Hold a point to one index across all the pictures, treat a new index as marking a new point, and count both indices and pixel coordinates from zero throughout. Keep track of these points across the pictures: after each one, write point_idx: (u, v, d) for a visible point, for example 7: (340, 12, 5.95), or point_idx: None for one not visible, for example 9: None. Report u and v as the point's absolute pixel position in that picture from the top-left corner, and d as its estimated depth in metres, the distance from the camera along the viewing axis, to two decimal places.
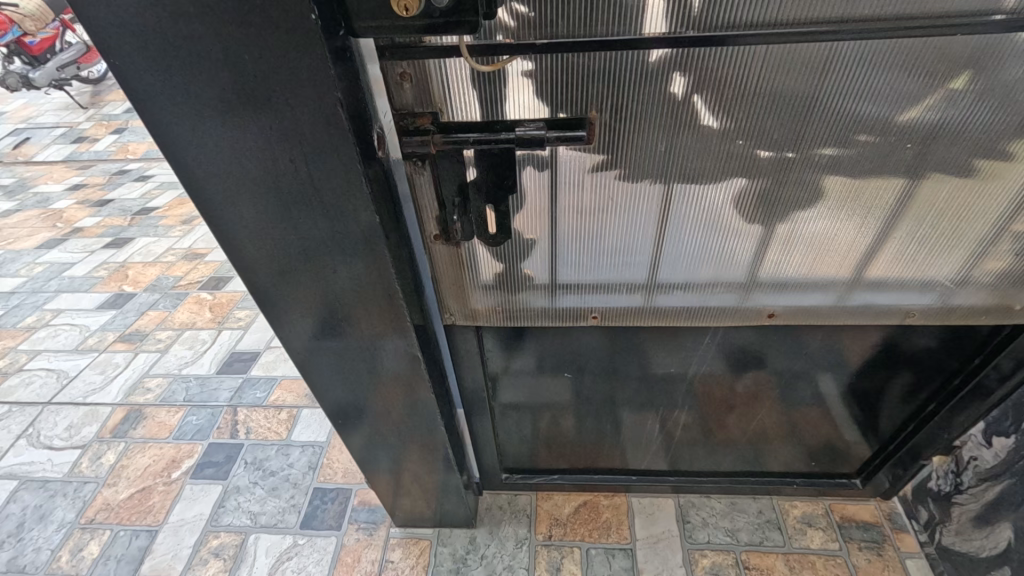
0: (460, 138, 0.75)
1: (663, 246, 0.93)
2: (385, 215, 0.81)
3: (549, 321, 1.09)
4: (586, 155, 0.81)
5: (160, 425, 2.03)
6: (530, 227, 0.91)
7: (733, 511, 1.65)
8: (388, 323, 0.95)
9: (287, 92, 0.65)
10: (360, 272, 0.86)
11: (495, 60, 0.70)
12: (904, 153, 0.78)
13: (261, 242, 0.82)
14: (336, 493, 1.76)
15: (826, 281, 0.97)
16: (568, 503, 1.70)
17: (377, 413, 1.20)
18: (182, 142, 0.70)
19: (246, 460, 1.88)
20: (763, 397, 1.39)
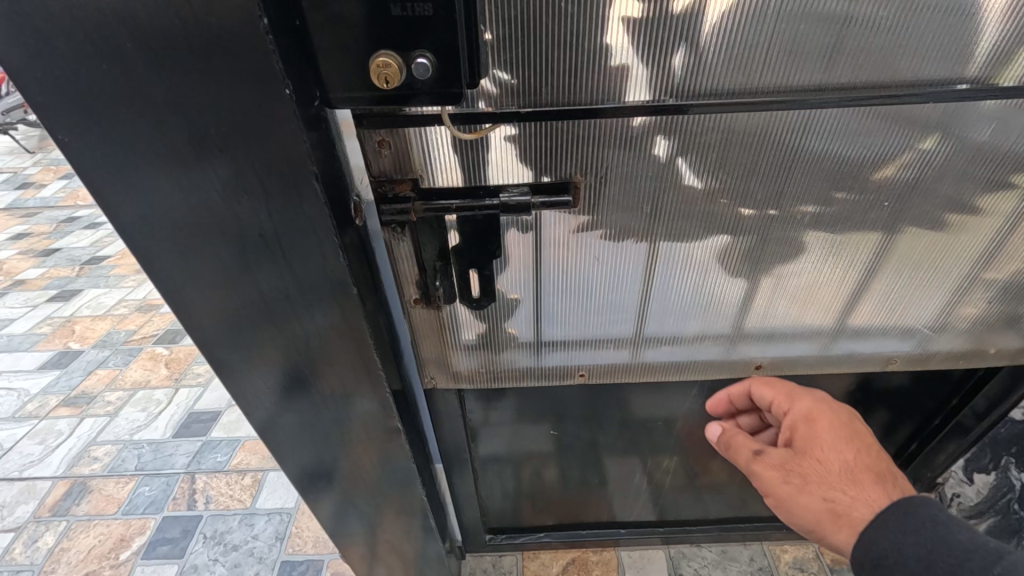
0: (442, 205, 0.73)
1: (650, 301, 0.91)
2: (362, 283, 0.76)
3: (535, 380, 1.05)
4: (571, 217, 0.79)
5: (106, 499, 1.85)
6: (513, 287, 0.88)
7: (724, 560, 1.60)
8: (364, 392, 0.88)
9: (255, 160, 0.60)
10: (334, 341, 0.79)
11: (477, 128, 0.68)
12: (881, 211, 0.80)
13: (222, 312, 0.74)
14: (306, 566, 1.62)
15: (811, 330, 0.96)
16: (556, 562, 1.62)
17: (352, 484, 1.12)
18: (133, 211, 0.63)
19: (205, 535, 1.72)
20: None
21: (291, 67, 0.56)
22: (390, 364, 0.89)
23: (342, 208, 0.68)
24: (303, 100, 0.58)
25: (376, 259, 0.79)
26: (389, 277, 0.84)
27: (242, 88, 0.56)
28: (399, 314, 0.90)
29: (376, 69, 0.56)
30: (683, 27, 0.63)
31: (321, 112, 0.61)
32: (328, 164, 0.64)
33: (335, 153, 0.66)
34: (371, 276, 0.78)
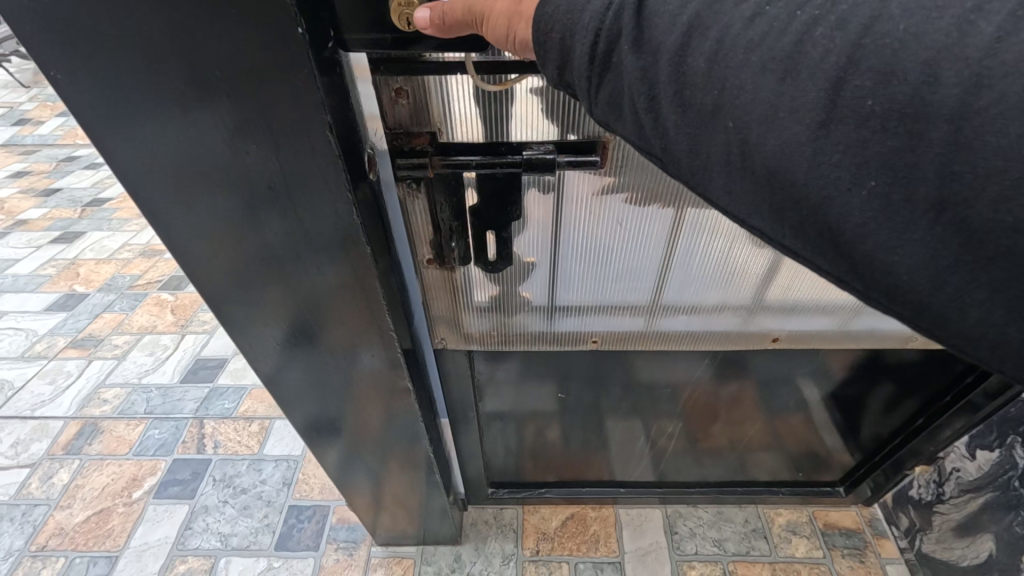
0: (462, 161, 0.69)
1: (670, 269, 0.88)
2: (375, 241, 0.73)
3: (547, 344, 1.03)
4: (595, 178, 0.75)
5: (117, 440, 1.90)
6: (530, 250, 0.85)
7: (719, 520, 1.65)
8: (373, 351, 0.87)
9: (264, 108, 0.56)
10: (345, 299, 0.77)
11: (503, 78, 0.63)
12: None
13: (229, 266, 0.71)
14: (312, 510, 1.67)
15: (835, 305, 0.93)
16: (555, 516, 1.67)
17: (360, 438, 1.13)
18: (133, 157, 0.59)
19: (215, 477, 1.77)
20: (755, 410, 1.38)
21: (304, 3, 0.51)
22: (401, 324, 0.87)
23: (356, 162, 0.64)
24: (317, 40, 0.54)
25: (389, 217, 0.76)
26: (402, 235, 0.81)
27: (246, 26, 0.50)
28: (411, 273, 0.87)
29: (399, 8, 0.53)
30: None
31: (335, 56, 0.57)
32: (341, 114, 0.60)
33: (348, 102, 0.61)
34: (385, 234, 0.75)
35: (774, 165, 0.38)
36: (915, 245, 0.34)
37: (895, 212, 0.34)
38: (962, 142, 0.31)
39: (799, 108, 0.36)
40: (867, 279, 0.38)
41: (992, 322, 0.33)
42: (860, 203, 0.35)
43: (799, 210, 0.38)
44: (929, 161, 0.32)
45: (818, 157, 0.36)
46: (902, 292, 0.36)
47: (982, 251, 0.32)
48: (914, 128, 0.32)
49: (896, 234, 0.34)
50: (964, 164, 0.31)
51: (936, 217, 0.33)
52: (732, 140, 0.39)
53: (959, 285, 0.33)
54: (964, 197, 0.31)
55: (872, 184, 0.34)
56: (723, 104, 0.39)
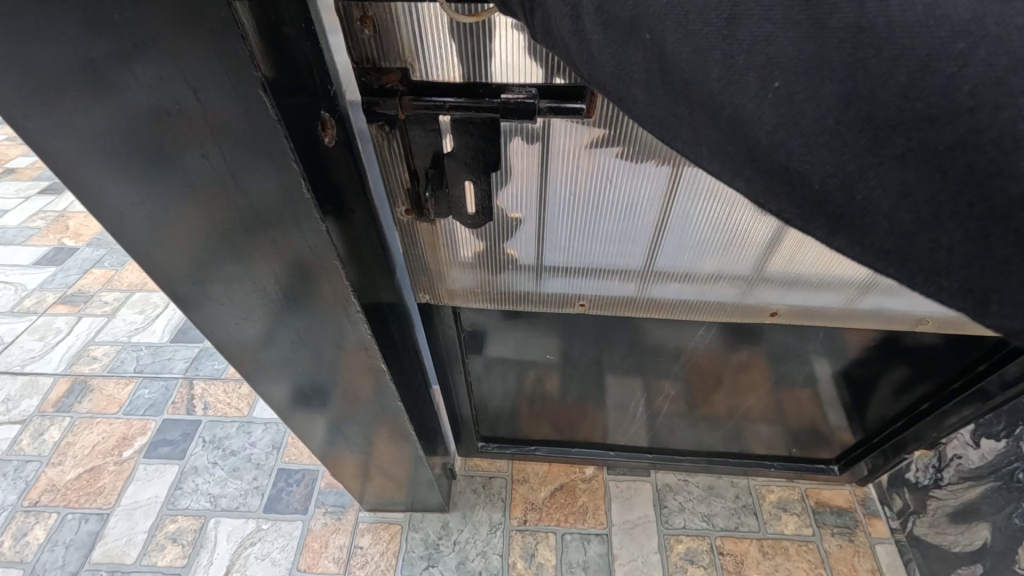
0: (435, 102, 0.62)
1: (665, 232, 0.82)
2: (338, 217, 0.64)
3: (534, 307, 0.99)
4: (584, 129, 0.69)
5: (107, 399, 1.89)
6: (516, 206, 0.79)
7: (710, 495, 1.63)
8: (347, 336, 0.79)
9: (188, 65, 0.46)
10: (314, 283, 0.68)
11: (479, 10, 0.57)
12: None
13: (178, 248, 0.62)
14: (301, 474, 1.67)
15: (840, 281, 0.88)
16: (544, 487, 1.65)
17: (346, 417, 1.07)
18: (37, 122, 0.49)
19: (204, 439, 1.77)
20: (761, 385, 1.33)
21: None
22: (378, 302, 0.80)
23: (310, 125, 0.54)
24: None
25: (354, 188, 0.67)
26: (369, 202, 0.72)
27: None
28: (386, 242, 0.79)
29: None
30: None
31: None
32: (280, 74, 0.49)
33: (289, 56, 0.51)
34: (349, 203, 0.66)
35: (685, 73, 0.34)
36: (827, 153, 0.30)
37: (801, 116, 0.30)
38: (867, 25, 0.28)
39: (703, 4, 0.32)
40: (787, 196, 0.33)
41: (912, 236, 0.29)
42: (768, 106, 0.31)
43: (714, 130, 0.34)
44: (837, 49, 0.29)
45: (723, 59, 0.32)
46: (820, 207, 0.31)
47: (895, 149, 0.28)
48: (818, 13, 0.29)
49: (809, 141, 0.30)
50: (872, 49, 0.28)
51: (844, 117, 0.29)
52: (646, 52, 0.35)
53: (871, 198, 0.29)
54: (875, 89, 0.28)
55: (776, 84, 0.30)
56: (631, 11, 0.35)
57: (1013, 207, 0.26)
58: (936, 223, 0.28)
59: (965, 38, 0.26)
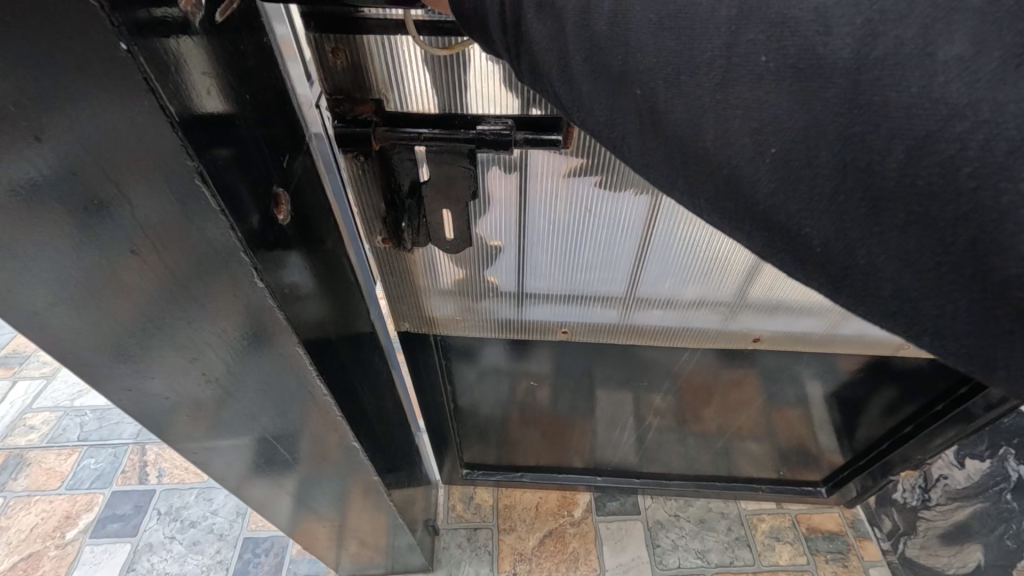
0: (410, 133, 0.62)
1: (645, 261, 0.82)
2: (298, 296, 0.54)
3: (517, 333, 0.99)
4: (562, 159, 0.69)
5: (48, 473, 1.68)
6: (496, 234, 0.79)
7: (702, 530, 1.59)
8: (311, 417, 0.66)
9: (99, 143, 0.35)
10: (265, 361, 0.55)
11: (451, 41, 0.56)
12: None
13: (102, 351, 0.48)
14: (270, 543, 1.50)
15: (820, 307, 0.87)
16: (532, 535, 1.58)
17: (318, 506, 0.91)
18: None
19: (159, 511, 1.58)
20: (753, 401, 1.28)
21: None
22: (352, 371, 0.70)
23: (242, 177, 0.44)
24: (157, 61, 0.34)
25: (312, 257, 0.58)
26: (331, 262, 0.64)
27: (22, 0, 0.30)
28: (352, 300, 0.71)
29: None
30: None
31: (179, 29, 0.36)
32: (217, 153, 0.40)
33: (225, 129, 0.41)
34: (310, 274, 0.57)
35: (681, 132, 0.31)
36: (828, 219, 0.27)
37: (800, 182, 0.28)
38: (861, 101, 0.25)
39: (694, 65, 0.29)
40: (779, 258, 0.31)
41: (911, 303, 0.26)
42: (764, 169, 0.28)
43: (710, 182, 0.31)
44: (833, 121, 0.26)
45: (718, 121, 0.29)
46: (821, 267, 0.29)
47: (894, 222, 0.25)
48: (811, 86, 0.26)
49: (806, 206, 0.28)
50: (868, 124, 0.25)
51: (841, 185, 0.26)
52: (636, 105, 0.32)
53: (874, 261, 0.27)
54: (876, 161, 0.25)
55: (773, 150, 0.28)
56: (621, 64, 0.32)
57: (1015, 283, 0.23)
58: (939, 290, 0.25)
59: (963, 122, 0.22)
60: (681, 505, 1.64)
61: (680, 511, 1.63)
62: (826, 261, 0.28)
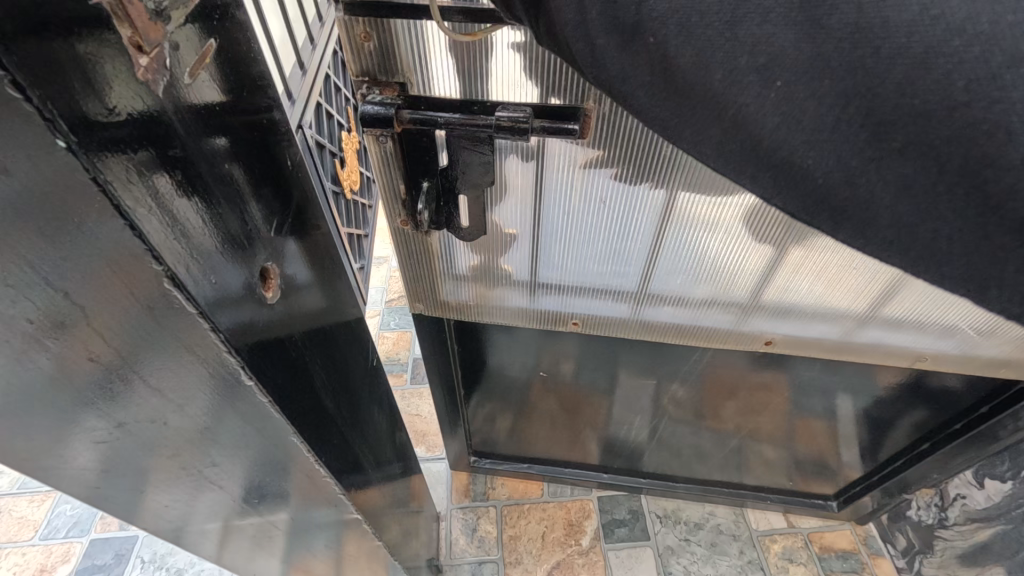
0: (430, 117, 0.63)
1: (658, 257, 0.83)
2: (293, 312, 0.49)
3: (527, 321, 1.00)
4: (577, 149, 0.69)
5: (19, 523, 1.66)
6: (512, 222, 0.81)
7: (713, 554, 1.56)
8: (299, 481, 0.58)
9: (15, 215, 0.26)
10: (240, 434, 0.47)
11: (476, 28, 0.58)
12: None
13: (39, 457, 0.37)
14: None
15: (835, 312, 0.87)
16: (539, 567, 1.52)
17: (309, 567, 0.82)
18: None
19: (143, 559, 1.59)
20: (772, 408, 1.25)
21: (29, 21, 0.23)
22: (345, 408, 0.63)
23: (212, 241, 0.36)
24: (104, 141, 0.27)
25: (303, 262, 0.51)
26: (325, 291, 0.56)
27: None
28: (343, 324, 0.63)
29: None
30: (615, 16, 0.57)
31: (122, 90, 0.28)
32: (185, 236, 0.33)
33: (192, 206, 0.34)
34: (302, 313, 0.51)
35: (690, 75, 0.34)
36: (832, 151, 0.32)
37: (803, 116, 0.32)
38: (864, 25, 0.30)
39: (707, 4, 0.33)
40: (788, 191, 0.35)
41: (914, 226, 0.32)
42: (769, 102, 0.33)
43: (717, 122, 0.35)
44: (835, 50, 0.30)
45: (727, 60, 0.33)
46: (824, 201, 0.34)
47: (894, 144, 0.30)
48: (817, 15, 0.31)
49: (812, 137, 0.32)
50: (869, 49, 0.30)
51: (844, 113, 0.31)
52: (649, 54, 0.35)
53: (873, 190, 0.32)
54: (875, 88, 0.30)
55: (779, 83, 0.32)
56: (636, 15, 0.35)
57: (1011, 197, 0.28)
58: (939, 205, 0.31)
59: (960, 35, 0.28)
60: (691, 528, 1.60)
61: (691, 534, 1.59)
62: (826, 189, 0.34)
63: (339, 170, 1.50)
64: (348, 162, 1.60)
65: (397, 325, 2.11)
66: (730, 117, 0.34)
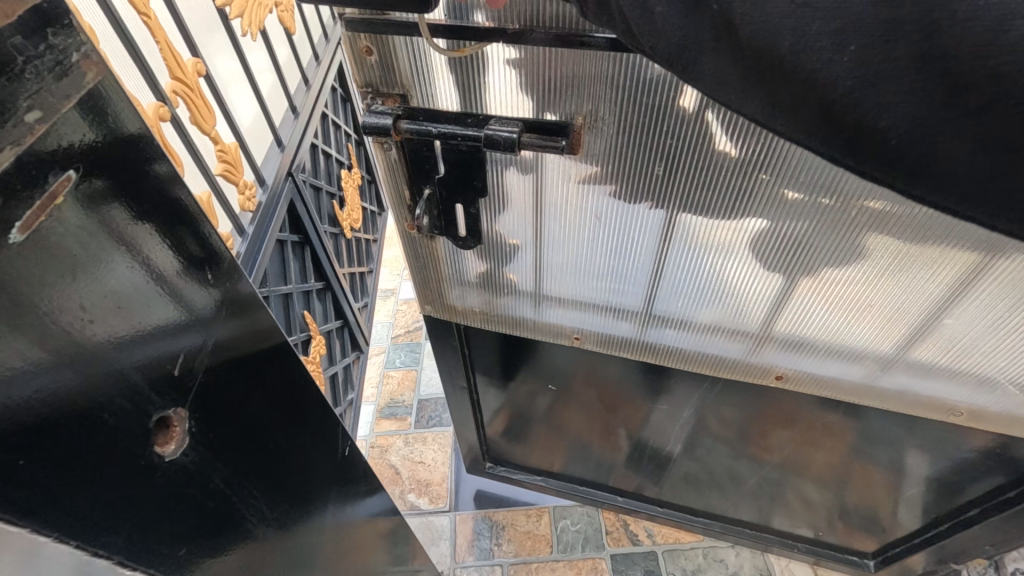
0: (426, 128, 0.66)
1: (660, 279, 0.81)
2: (258, 325, 0.51)
3: (532, 332, 1.01)
4: (571, 163, 0.70)
5: None
6: (513, 232, 0.82)
7: None
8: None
9: None
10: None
11: (461, 45, 0.60)
12: (960, 233, 0.61)
13: None
14: None
15: (854, 351, 0.80)
16: None
17: None
18: None
19: None
20: (817, 447, 1.14)
21: None
22: (299, 518, 0.60)
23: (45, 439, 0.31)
24: None
25: None
26: (270, 408, 0.54)
27: None
28: (304, 429, 0.60)
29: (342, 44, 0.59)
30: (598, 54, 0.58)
31: None
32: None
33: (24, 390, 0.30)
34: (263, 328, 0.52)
35: (755, 43, 0.32)
36: (905, 112, 0.29)
37: (878, 78, 0.29)
38: None
39: None
40: (860, 154, 0.32)
41: (982, 184, 0.29)
42: (841, 69, 0.29)
43: (786, 87, 0.32)
44: (912, 10, 0.28)
45: (796, 28, 0.30)
46: (893, 163, 0.31)
47: (969, 106, 0.27)
48: None
49: (887, 100, 0.29)
50: (947, 10, 0.27)
51: (920, 76, 0.28)
52: (712, 18, 0.33)
53: (950, 148, 0.29)
54: (955, 49, 0.27)
55: (851, 49, 0.29)
56: None
57: None
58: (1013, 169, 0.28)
59: None
60: None
61: None
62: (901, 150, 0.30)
63: (338, 211, 1.55)
64: (350, 200, 1.66)
65: (402, 363, 2.15)
66: (791, 85, 0.32)
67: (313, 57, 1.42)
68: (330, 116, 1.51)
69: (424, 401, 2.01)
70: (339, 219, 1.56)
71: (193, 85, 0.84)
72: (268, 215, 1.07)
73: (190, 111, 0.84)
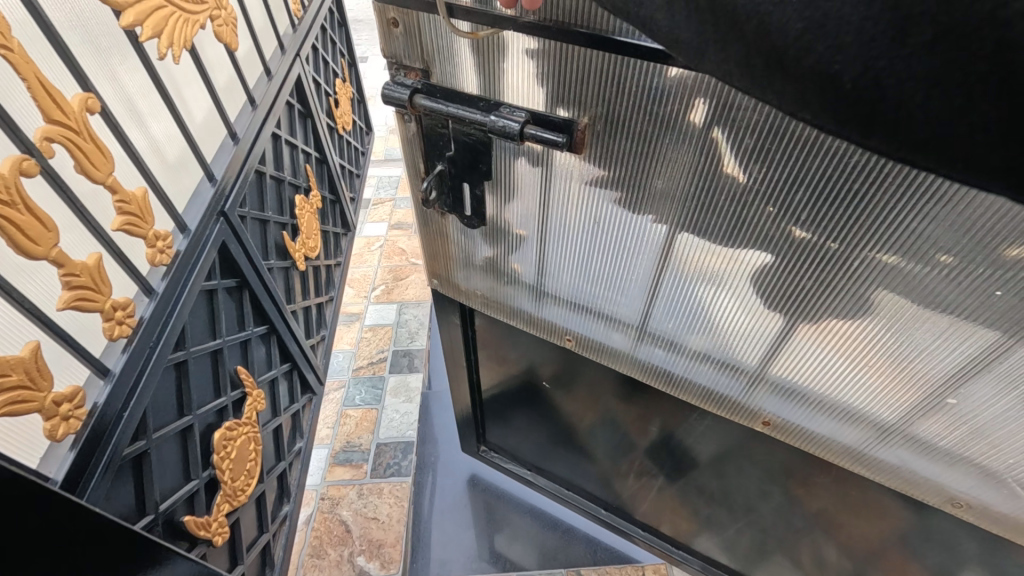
0: (438, 107, 0.68)
1: (656, 296, 0.79)
2: None
3: (529, 325, 1.01)
4: (576, 162, 0.69)
5: None
6: (519, 222, 0.82)
7: None
8: None
9: None
10: None
11: (478, 29, 0.62)
12: (975, 303, 0.56)
13: None
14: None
15: (849, 412, 0.75)
16: None
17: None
18: None
19: None
20: (824, 508, 1.02)
21: None
22: None
23: None
24: None
25: None
26: None
27: None
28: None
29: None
30: (611, 56, 0.57)
31: None
32: None
33: None
34: None
35: None
36: (856, 53, 0.26)
37: (829, 18, 0.26)
38: None
39: None
40: (816, 104, 0.29)
41: (945, 131, 0.26)
42: (792, 10, 0.27)
43: (740, 38, 0.29)
44: None
45: None
46: (853, 110, 0.28)
47: (922, 38, 0.24)
48: None
49: (839, 43, 0.26)
50: None
51: (870, 12, 0.25)
52: None
53: (904, 92, 0.26)
54: None
55: None
56: None
57: None
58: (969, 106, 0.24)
59: None
60: None
61: None
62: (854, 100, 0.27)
63: (288, 241, 1.38)
64: (303, 224, 1.49)
65: (362, 400, 1.98)
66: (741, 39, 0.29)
67: (280, 49, 1.37)
68: (298, 109, 1.48)
69: (382, 445, 1.84)
70: (290, 250, 1.40)
71: (79, 125, 0.66)
72: (188, 264, 0.90)
73: (73, 160, 0.66)
